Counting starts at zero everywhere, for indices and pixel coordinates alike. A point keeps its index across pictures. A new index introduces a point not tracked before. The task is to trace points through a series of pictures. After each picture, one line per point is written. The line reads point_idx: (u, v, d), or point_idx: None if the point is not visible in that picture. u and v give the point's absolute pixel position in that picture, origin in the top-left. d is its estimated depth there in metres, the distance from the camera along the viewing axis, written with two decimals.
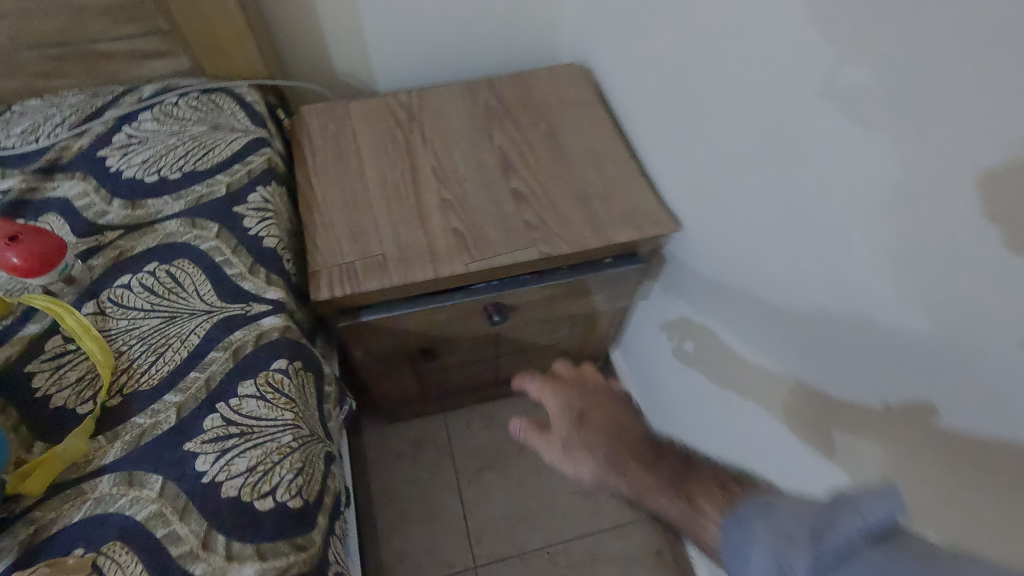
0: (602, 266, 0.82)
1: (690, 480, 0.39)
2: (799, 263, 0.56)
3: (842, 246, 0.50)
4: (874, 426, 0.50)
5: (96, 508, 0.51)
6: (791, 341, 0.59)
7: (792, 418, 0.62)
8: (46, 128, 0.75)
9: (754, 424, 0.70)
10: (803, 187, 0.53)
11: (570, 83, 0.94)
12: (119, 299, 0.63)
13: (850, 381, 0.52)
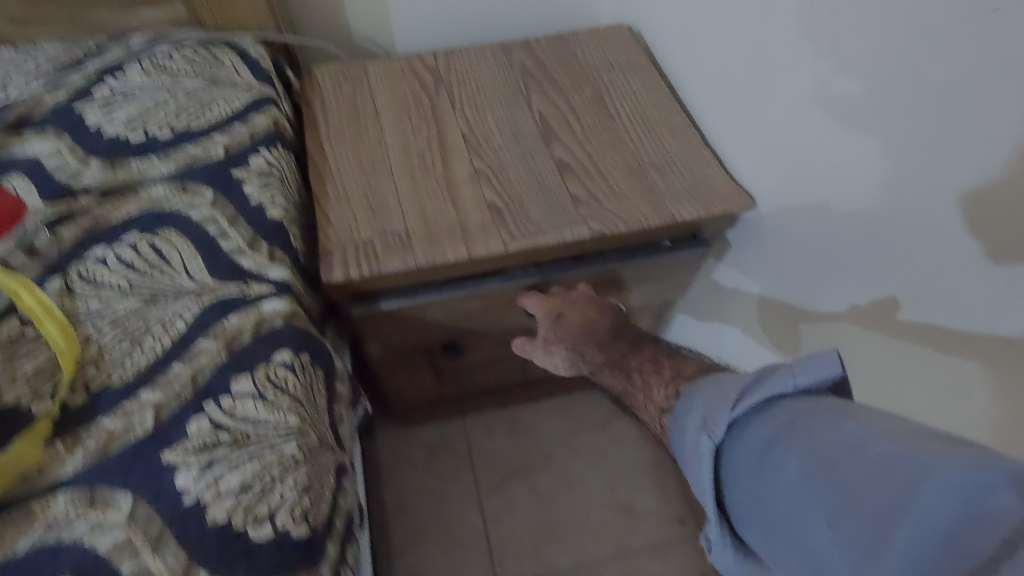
0: (659, 250, 0.70)
1: (629, 363, 0.58)
2: (782, 215, 0.63)
3: (819, 210, 0.58)
4: (840, 319, 0.59)
5: (47, 535, 0.40)
6: (776, 269, 0.67)
7: (767, 324, 0.72)
8: (16, 78, 0.64)
9: (735, 337, 0.80)
10: (796, 172, 0.59)
11: (617, 44, 0.83)
12: (90, 275, 0.52)
13: (822, 295, 0.61)
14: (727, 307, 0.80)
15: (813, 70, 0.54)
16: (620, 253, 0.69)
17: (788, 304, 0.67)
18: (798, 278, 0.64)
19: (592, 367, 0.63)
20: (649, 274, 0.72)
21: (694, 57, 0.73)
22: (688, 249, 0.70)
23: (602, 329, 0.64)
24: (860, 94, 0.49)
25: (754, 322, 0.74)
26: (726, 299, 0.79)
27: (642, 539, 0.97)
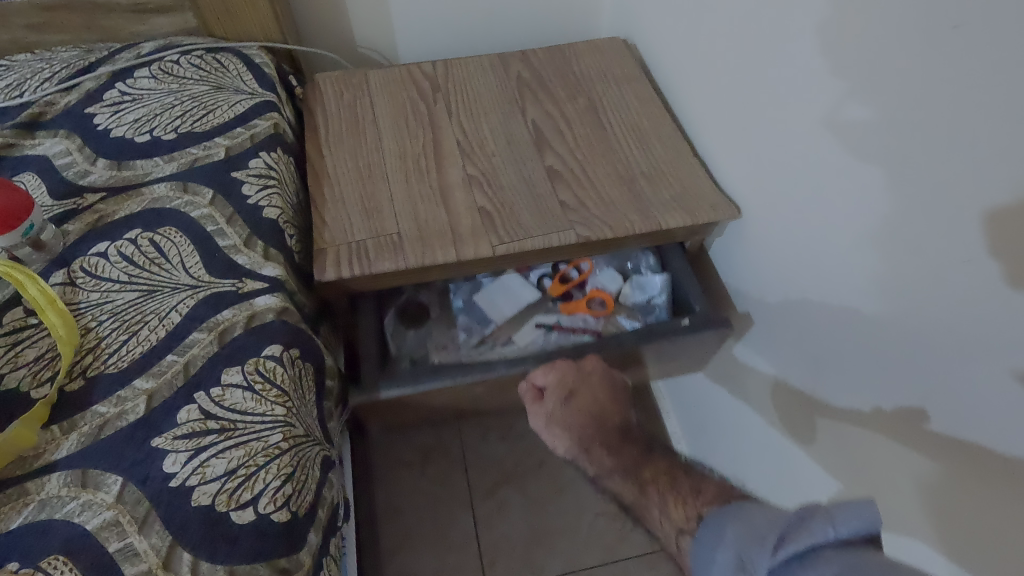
0: (680, 330, 0.70)
1: (644, 470, 0.53)
2: (813, 288, 0.59)
3: (845, 274, 0.54)
4: (868, 423, 0.54)
5: (39, 513, 0.42)
6: (808, 359, 0.62)
7: (787, 414, 0.67)
8: (32, 82, 0.68)
9: (763, 441, 0.73)
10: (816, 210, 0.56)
11: (612, 56, 0.85)
12: (92, 269, 0.54)
13: (853, 392, 0.55)
14: (747, 379, 0.75)
15: (812, 91, 0.52)
16: (638, 335, 0.70)
17: (812, 395, 0.62)
18: (816, 366, 0.60)
19: (596, 467, 0.58)
20: (668, 351, 0.72)
21: (686, 71, 0.75)
22: (708, 330, 0.69)
23: (611, 423, 0.61)
24: (871, 122, 0.46)
25: (772, 407, 0.70)
26: (749, 374, 0.74)
27: (633, 547, 0.98)
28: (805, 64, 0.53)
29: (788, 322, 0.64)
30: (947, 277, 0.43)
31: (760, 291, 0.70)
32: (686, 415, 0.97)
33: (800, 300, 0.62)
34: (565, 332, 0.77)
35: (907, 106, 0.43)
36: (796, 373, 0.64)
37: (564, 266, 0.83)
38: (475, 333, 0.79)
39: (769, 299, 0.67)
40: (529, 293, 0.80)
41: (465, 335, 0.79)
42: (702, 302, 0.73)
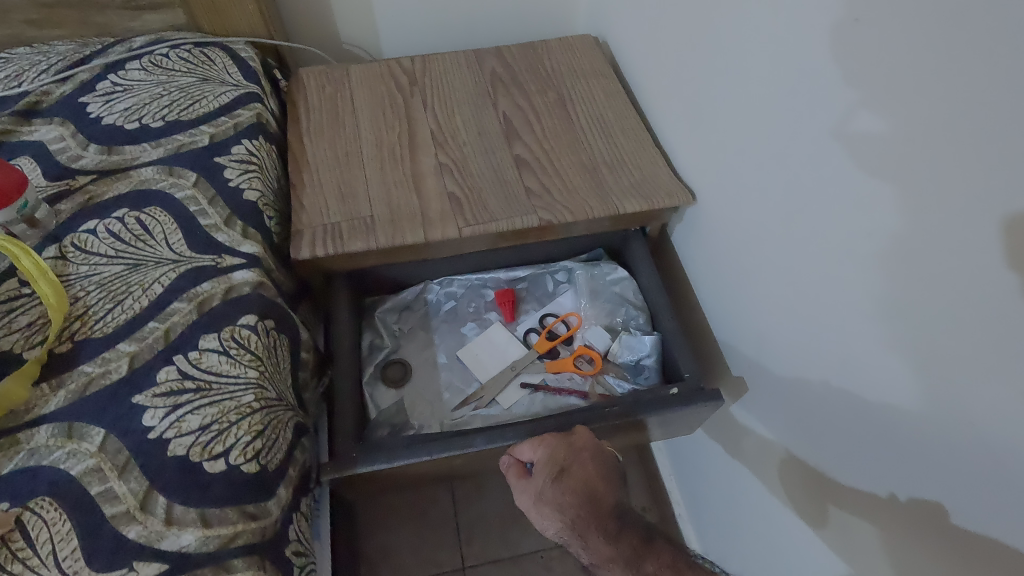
0: (668, 401, 0.64)
1: (646, 561, 0.49)
2: (806, 339, 0.55)
3: (846, 319, 0.49)
4: (874, 509, 0.49)
5: (28, 460, 0.46)
6: (809, 431, 0.57)
7: (791, 490, 0.62)
8: (30, 73, 0.72)
9: (763, 511, 0.68)
10: (803, 236, 0.53)
11: (583, 53, 0.89)
12: (82, 245, 0.58)
13: (858, 472, 0.50)
14: (745, 442, 0.71)
15: (762, 80, 0.55)
16: (628, 405, 0.64)
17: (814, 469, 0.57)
18: (815, 436, 0.56)
19: (592, 558, 0.52)
20: (669, 418, 0.67)
21: (650, 67, 0.78)
22: (698, 402, 0.63)
23: (608, 505, 0.54)
24: (886, 137, 0.42)
25: (775, 479, 0.65)
26: (743, 434, 0.70)
27: None
28: (751, 57, 0.56)
29: (791, 393, 0.59)
30: (963, 297, 0.38)
31: (752, 352, 0.66)
32: (682, 469, 0.93)
33: (796, 354, 0.57)
34: (552, 392, 0.71)
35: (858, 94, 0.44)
36: (799, 445, 0.59)
37: (553, 319, 0.77)
38: (457, 393, 0.73)
39: (767, 365, 0.63)
40: (516, 349, 0.75)
41: (449, 394, 0.73)
42: (693, 363, 0.67)
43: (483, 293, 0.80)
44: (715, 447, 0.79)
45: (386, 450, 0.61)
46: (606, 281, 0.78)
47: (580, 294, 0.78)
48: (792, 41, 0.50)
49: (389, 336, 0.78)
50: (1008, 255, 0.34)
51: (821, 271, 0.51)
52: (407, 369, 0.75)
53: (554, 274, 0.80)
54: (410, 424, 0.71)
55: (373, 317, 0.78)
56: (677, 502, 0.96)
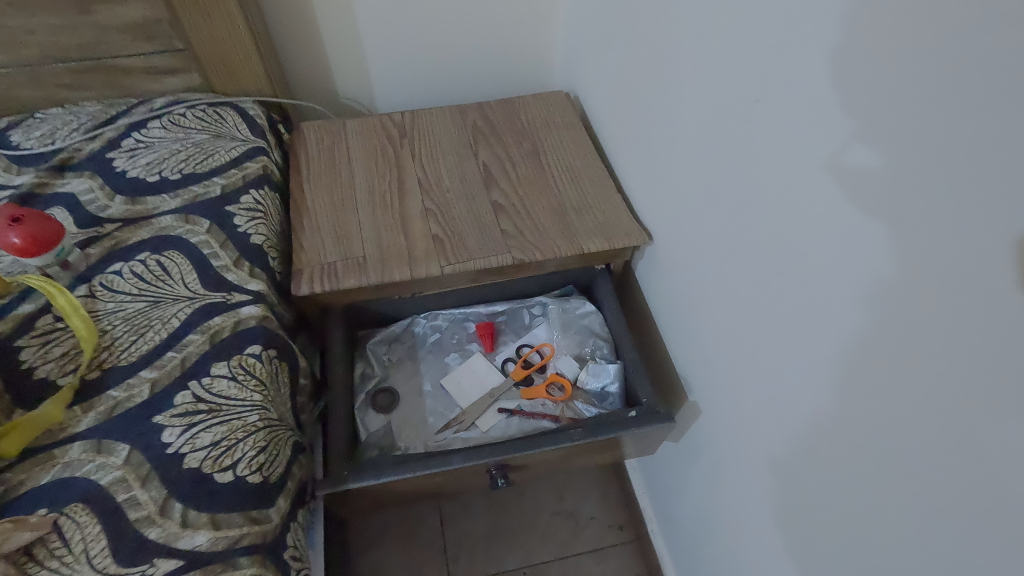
0: (625, 423, 0.72)
1: None
2: (740, 363, 0.63)
3: (766, 345, 0.58)
4: (800, 512, 0.56)
5: (63, 472, 0.53)
6: (747, 448, 0.64)
7: (739, 503, 0.69)
8: (63, 133, 0.82)
9: (719, 523, 0.75)
10: (734, 273, 0.62)
11: (556, 107, 1.00)
12: (109, 284, 0.67)
13: (784, 479, 0.58)
14: (699, 460, 0.78)
15: (697, 141, 0.65)
16: (590, 427, 0.72)
17: (753, 479, 0.65)
18: (753, 450, 0.63)
19: None
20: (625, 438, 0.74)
21: (614, 121, 0.89)
22: (652, 424, 0.71)
23: None
24: (796, 207, 0.50)
25: (726, 493, 0.72)
26: (698, 452, 0.78)
27: (585, 543, 1.06)
28: (688, 122, 0.66)
29: (734, 414, 0.66)
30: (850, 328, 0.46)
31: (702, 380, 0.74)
32: (653, 487, 1.00)
33: (732, 375, 0.65)
34: (526, 416, 0.78)
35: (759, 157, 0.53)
36: (740, 463, 0.66)
37: (527, 349, 0.85)
38: (440, 417, 0.80)
39: (712, 388, 0.71)
40: (495, 376, 0.82)
41: (433, 418, 0.80)
42: (649, 391, 0.74)
43: (466, 325, 0.88)
44: (678, 465, 0.86)
45: (375, 466, 0.68)
46: (577, 315, 0.86)
47: (553, 326, 0.86)
48: (717, 111, 0.60)
49: (379, 366, 0.84)
50: (1008, 268, 0.33)
51: (749, 303, 0.60)
52: (396, 397, 0.82)
53: (530, 308, 0.88)
54: (398, 446, 0.77)
55: (364, 349, 0.86)
56: (650, 519, 1.02)
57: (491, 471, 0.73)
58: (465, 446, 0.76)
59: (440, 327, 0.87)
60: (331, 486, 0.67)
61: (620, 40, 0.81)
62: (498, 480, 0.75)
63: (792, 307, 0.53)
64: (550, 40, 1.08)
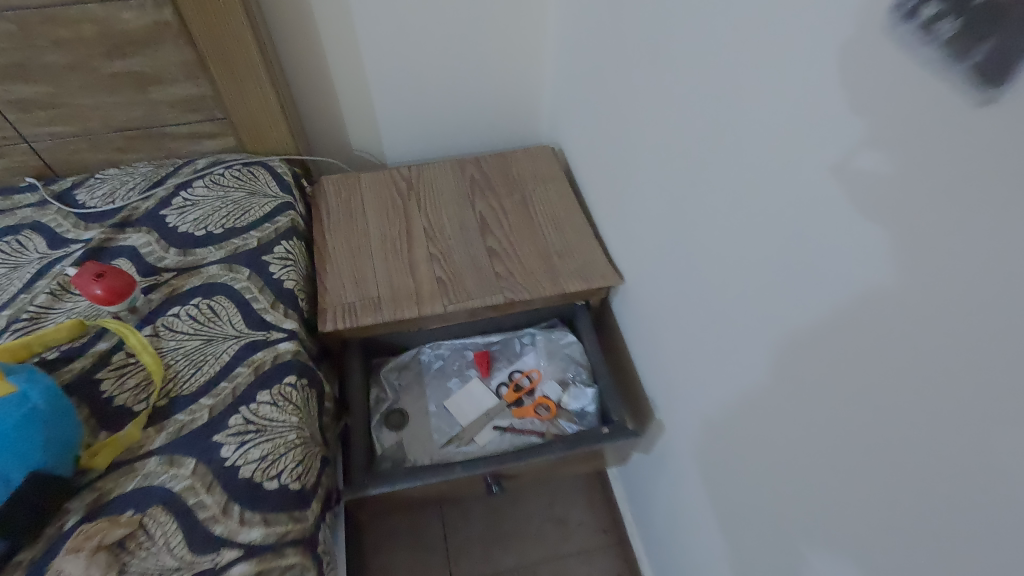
0: (599, 437, 0.85)
1: None
2: (689, 388, 0.77)
3: (705, 375, 0.71)
4: (733, 510, 0.70)
5: (144, 481, 0.67)
6: (697, 458, 0.78)
7: (694, 505, 0.82)
8: (121, 191, 0.97)
9: (681, 523, 0.88)
10: (681, 315, 0.76)
11: (542, 161, 1.15)
12: (170, 325, 0.81)
13: (722, 483, 0.71)
14: (664, 469, 0.91)
15: (652, 206, 0.79)
16: (570, 441, 0.85)
17: (703, 484, 0.78)
18: (701, 460, 0.77)
19: None
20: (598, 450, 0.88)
21: (591, 177, 1.03)
22: (620, 438, 0.84)
23: None
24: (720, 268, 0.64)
25: (684, 497, 0.85)
26: (663, 462, 0.91)
27: (573, 546, 1.18)
28: (645, 189, 0.80)
29: (687, 431, 0.80)
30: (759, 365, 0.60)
31: (664, 401, 0.87)
32: (631, 495, 1.12)
33: (684, 398, 0.79)
34: (517, 432, 0.92)
35: (693, 227, 0.68)
36: (693, 471, 0.80)
37: (518, 374, 0.99)
38: (444, 433, 0.94)
39: (670, 408, 0.84)
40: (490, 398, 0.96)
41: (437, 435, 0.93)
42: (620, 410, 0.88)
43: (465, 353, 1.01)
44: (649, 474, 0.99)
45: (390, 476, 0.82)
46: (560, 344, 1.00)
47: (540, 354, 1.00)
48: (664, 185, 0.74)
49: (391, 390, 0.98)
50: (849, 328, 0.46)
51: (691, 341, 0.73)
52: (406, 416, 0.95)
53: (521, 338, 1.02)
54: (408, 458, 0.91)
55: (378, 375, 0.99)
56: (629, 522, 1.14)
57: (486, 479, 0.87)
58: (465, 458, 0.89)
59: (443, 355, 1.01)
60: (354, 492, 0.80)
61: (595, 112, 0.96)
62: (492, 487, 0.88)
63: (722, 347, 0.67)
64: (538, 101, 1.23)
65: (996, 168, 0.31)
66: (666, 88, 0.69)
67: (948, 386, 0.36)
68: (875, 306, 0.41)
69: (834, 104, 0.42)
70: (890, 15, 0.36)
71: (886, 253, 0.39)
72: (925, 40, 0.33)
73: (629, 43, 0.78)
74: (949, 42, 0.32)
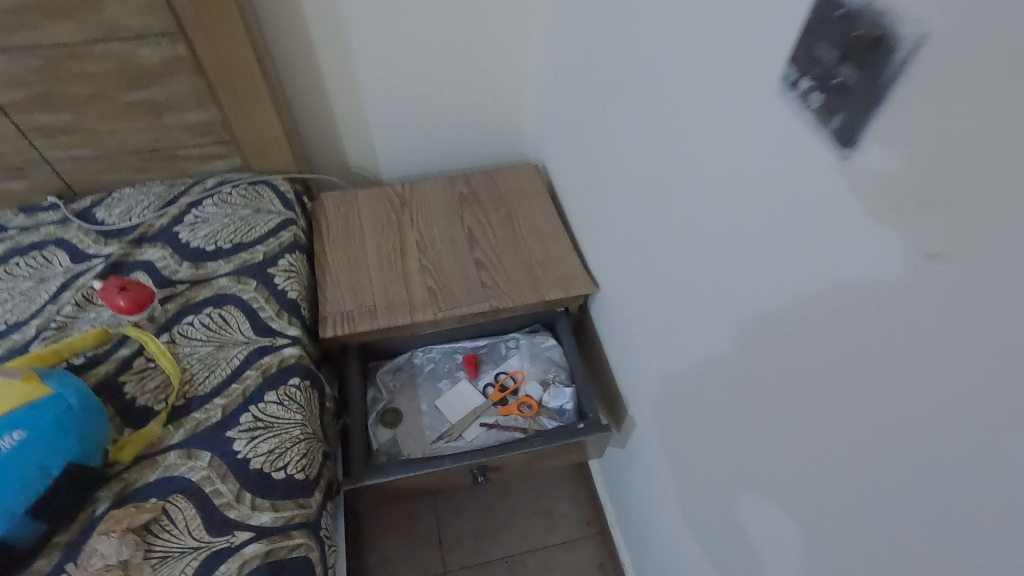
0: (576, 432, 0.94)
1: None
2: (653, 387, 0.85)
3: (664, 375, 0.80)
4: (691, 495, 0.78)
5: (165, 472, 0.75)
6: (662, 450, 0.86)
7: (661, 492, 0.90)
8: (137, 210, 1.05)
9: (651, 510, 0.97)
10: (645, 322, 0.84)
11: (526, 178, 1.23)
12: (185, 332, 0.89)
13: (682, 471, 0.80)
14: (636, 462, 1.00)
15: (620, 224, 0.88)
16: (549, 435, 0.94)
17: (667, 474, 0.86)
18: (665, 452, 0.85)
19: None
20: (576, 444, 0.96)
21: (569, 194, 1.12)
22: (594, 433, 0.93)
23: None
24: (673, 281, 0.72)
25: (653, 486, 0.94)
26: (635, 455, 0.99)
27: (557, 536, 1.26)
28: (614, 208, 0.89)
29: (652, 425, 0.88)
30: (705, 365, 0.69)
31: (634, 399, 0.96)
32: (610, 488, 1.21)
33: (649, 396, 0.88)
34: (502, 428, 1.00)
35: (652, 245, 0.76)
36: (659, 462, 0.88)
37: (503, 375, 1.07)
38: (435, 430, 1.02)
39: (639, 405, 0.93)
40: (477, 397, 1.04)
41: (429, 431, 1.02)
42: (594, 407, 0.96)
43: (454, 356, 1.10)
44: (624, 467, 1.07)
45: (385, 468, 0.90)
46: (542, 348, 1.09)
47: (524, 357, 1.08)
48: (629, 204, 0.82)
49: (386, 390, 1.06)
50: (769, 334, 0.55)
51: (653, 344, 0.82)
52: (400, 415, 1.03)
53: (506, 342, 1.11)
54: (402, 452, 0.99)
55: (374, 377, 1.08)
56: (609, 513, 1.23)
57: (473, 471, 0.95)
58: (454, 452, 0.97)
59: (434, 358, 1.09)
60: (353, 483, 0.88)
61: (571, 136, 1.05)
62: (478, 477, 0.97)
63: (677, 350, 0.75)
64: (522, 121, 1.32)
65: (851, 209, 0.40)
66: (628, 120, 0.77)
67: (831, 379, 0.44)
68: (779, 315, 0.50)
69: (744, 150, 0.51)
70: (781, 83, 0.45)
71: (785, 272, 0.48)
72: (802, 106, 0.42)
73: (597, 78, 0.87)
74: (819, 108, 0.41)
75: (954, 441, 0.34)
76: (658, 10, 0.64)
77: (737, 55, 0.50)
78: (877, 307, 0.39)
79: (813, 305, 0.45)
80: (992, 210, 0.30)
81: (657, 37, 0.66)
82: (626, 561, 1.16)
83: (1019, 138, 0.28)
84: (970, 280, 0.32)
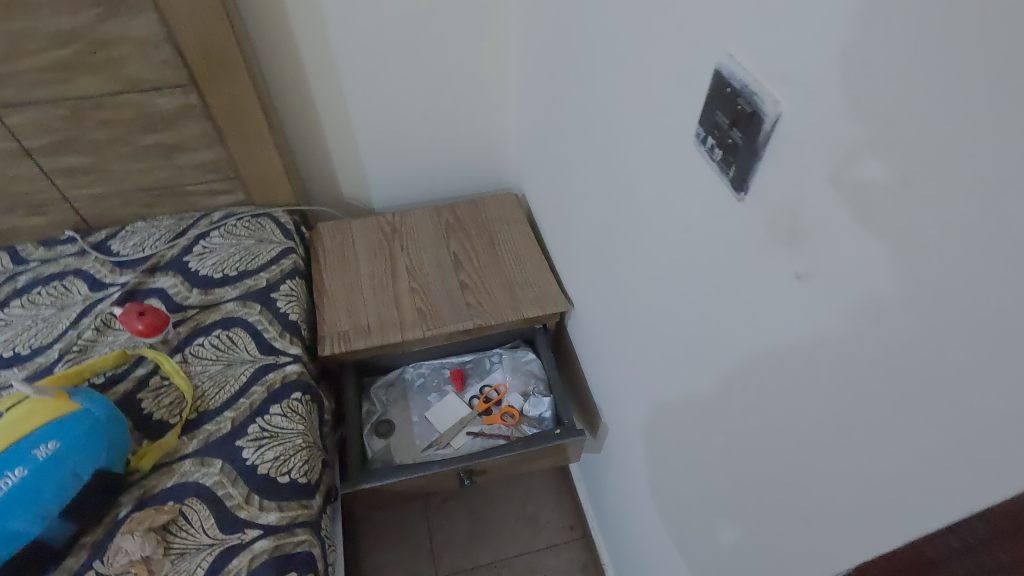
0: (554, 437, 1.03)
1: None
2: (623, 393, 0.95)
3: (631, 382, 0.90)
4: (657, 489, 0.88)
5: (181, 478, 0.84)
6: (632, 450, 0.96)
7: (633, 489, 0.99)
8: (150, 242, 1.15)
9: (625, 508, 1.06)
10: (613, 335, 0.95)
11: (507, 207, 1.34)
12: (196, 352, 0.98)
13: (649, 467, 0.89)
14: (611, 464, 1.09)
15: (590, 250, 0.99)
16: (529, 440, 1.03)
17: (637, 472, 0.96)
18: (634, 451, 0.95)
19: None
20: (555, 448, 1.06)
21: (546, 222, 1.23)
22: (570, 437, 1.02)
23: None
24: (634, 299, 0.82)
25: (626, 485, 1.03)
26: (610, 458, 1.09)
27: (542, 540, 1.34)
28: (584, 235, 1.00)
29: (623, 428, 0.98)
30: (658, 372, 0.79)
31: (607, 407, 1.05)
32: (590, 493, 1.29)
33: (619, 402, 0.98)
34: (487, 436, 1.10)
35: (616, 267, 0.87)
36: (630, 462, 0.98)
37: (488, 388, 1.16)
38: (425, 439, 1.11)
39: (611, 411, 1.03)
40: (464, 408, 1.14)
41: (419, 441, 1.11)
42: (570, 414, 1.06)
43: (442, 371, 1.19)
44: (601, 471, 1.16)
45: (380, 473, 0.99)
46: (523, 361, 1.18)
47: (506, 370, 1.18)
48: (596, 231, 0.93)
49: (380, 404, 1.15)
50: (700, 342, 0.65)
51: (621, 355, 0.92)
52: (393, 426, 1.12)
53: (490, 357, 1.20)
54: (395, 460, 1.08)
55: (369, 391, 1.17)
56: (590, 517, 1.31)
57: (461, 475, 1.04)
58: (443, 458, 1.06)
59: (424, 373, 1.19)
60: (350, 487, 0.97)
61: (547, 169, 1.16)
62: (465, 481, 1.06)
63: (638, 360, 0.85)
64: (503, 155, 1.43)
65: (751, 241, 0.51)
66: (592, 160, 0.89)
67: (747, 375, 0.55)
68: (709, 325, 0.60)
69: (677, 190, 0.62)
70: (697, 140, 0.56)
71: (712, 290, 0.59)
72: (711, 159, 0.53)
73: (567, 121, 0.99)
74: (721, 161, 0.52)
75: (829, 414, 0.45)
76: (613, 72, 0.76)
77: (669, 115, 0.61)
78: (771, 317, 0.50)
79: (731, 316, 0.56)
80: (833, 241, 0.41)
81: (612, 92, 0.77)
82: (606, 561, 1.24)
83: (842, 192, 0.39)
84: (824, 294, 0.43)
